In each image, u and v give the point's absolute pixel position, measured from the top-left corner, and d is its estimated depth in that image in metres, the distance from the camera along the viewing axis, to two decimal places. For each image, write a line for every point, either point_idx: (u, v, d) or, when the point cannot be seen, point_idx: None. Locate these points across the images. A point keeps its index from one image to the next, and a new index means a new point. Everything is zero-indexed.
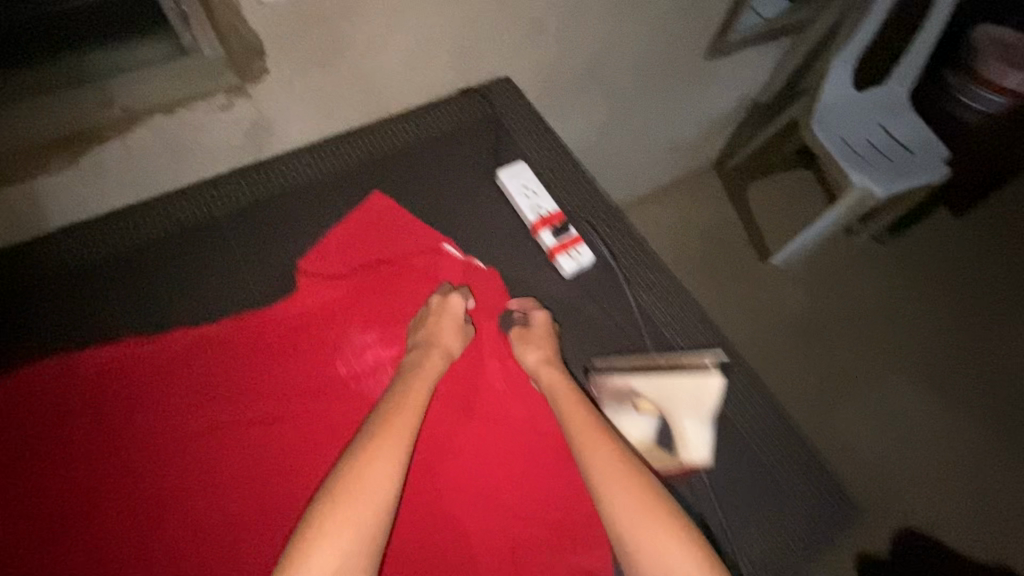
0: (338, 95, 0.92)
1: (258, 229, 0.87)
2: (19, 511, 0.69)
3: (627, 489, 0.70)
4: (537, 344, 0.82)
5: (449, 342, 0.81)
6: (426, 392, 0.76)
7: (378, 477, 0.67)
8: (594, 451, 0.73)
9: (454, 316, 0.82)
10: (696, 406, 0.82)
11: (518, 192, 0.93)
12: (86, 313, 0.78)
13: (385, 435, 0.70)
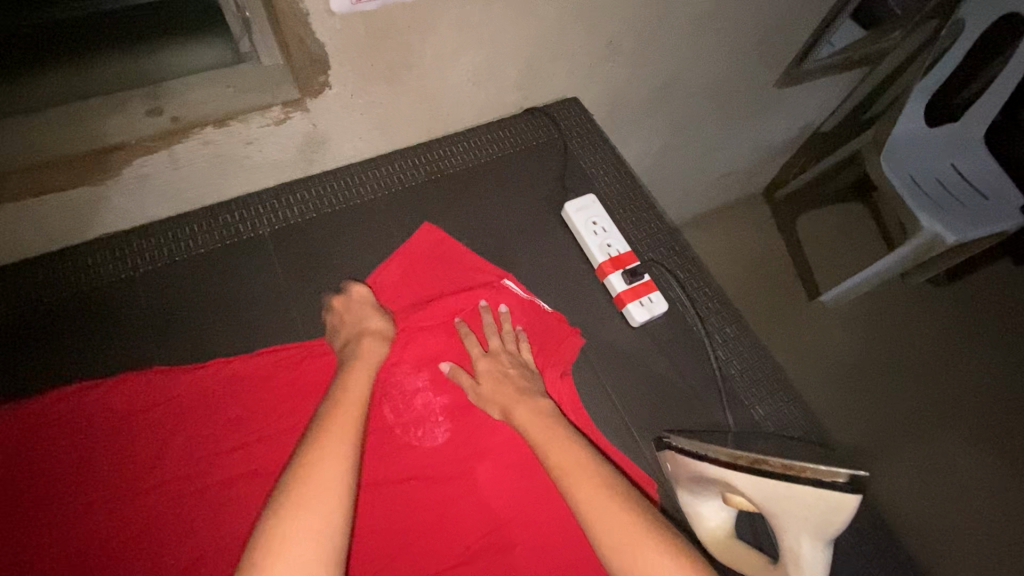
0: (400, 111, 0.85)
1: (306, 252, 0.81)
2: (30, 555, 0.62)
3: (626, 523, 0.60)
4: (498, 397, 0.73)
5: (374, 326, 0.75)
6: (365, 381, 0.70)
7: (331, 462, 0.59)
8: (578, 482, 0.64)
9: (361, 301, 0.76)
10: (819, 526, 0.55)
11: (586, 227, 0.86)
12: (120, 339, 0.72)
13: (332, 423, 0.63)
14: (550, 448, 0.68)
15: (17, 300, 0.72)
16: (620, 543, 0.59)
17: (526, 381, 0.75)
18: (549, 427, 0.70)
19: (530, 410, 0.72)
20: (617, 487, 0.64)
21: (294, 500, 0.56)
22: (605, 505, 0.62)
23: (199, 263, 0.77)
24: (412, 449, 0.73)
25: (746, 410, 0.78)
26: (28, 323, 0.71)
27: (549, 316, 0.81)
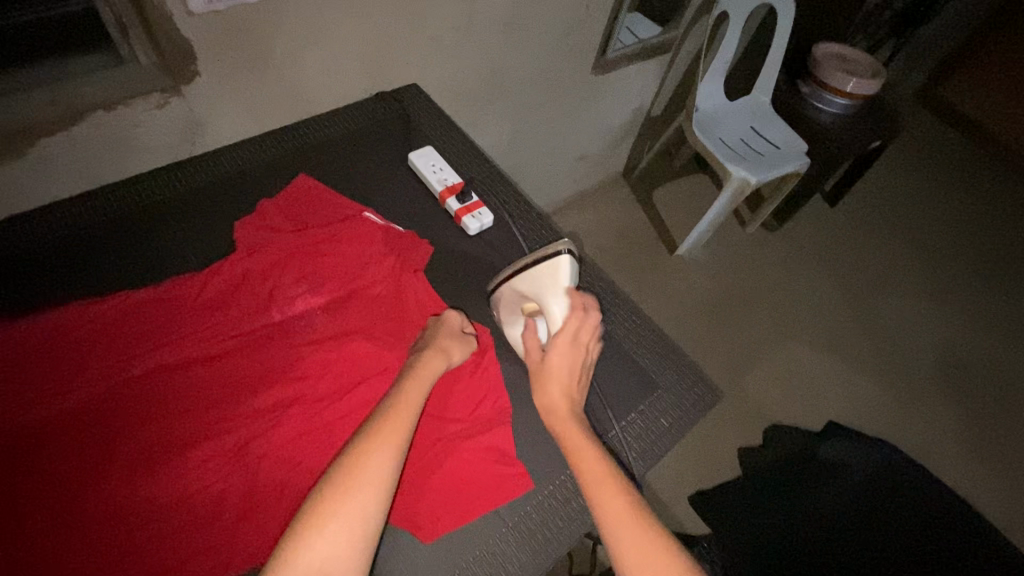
0: (264, 96, 1.07)
1: (196, 211, 0.99)
2: None
3: (651, 546, 0.73)
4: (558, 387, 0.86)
5: (451, 346, 0.88)
6: (421, 395, 0.80)
7: (368, 492, 0.69)
8: (616, 505, 0.75)
9: (450, 326, 0.91)
10: (554, 286, 0.90)
11: (426, 169, 1.11)
12: (30, 286, 0.86)
13: (377, 447, 0.72)
14: (588, 461, 0.79)
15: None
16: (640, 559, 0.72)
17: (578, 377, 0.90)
18: (592, 439, 0.82)
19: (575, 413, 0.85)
20: (649, 517, 0.76)
21: (332, 524, 0.66)
22: (635, 531, 0.74)
23: (98, 229, 0.94)
24: (299, 340, 0.90)
25: None
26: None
27: (403, 234, 1.03)
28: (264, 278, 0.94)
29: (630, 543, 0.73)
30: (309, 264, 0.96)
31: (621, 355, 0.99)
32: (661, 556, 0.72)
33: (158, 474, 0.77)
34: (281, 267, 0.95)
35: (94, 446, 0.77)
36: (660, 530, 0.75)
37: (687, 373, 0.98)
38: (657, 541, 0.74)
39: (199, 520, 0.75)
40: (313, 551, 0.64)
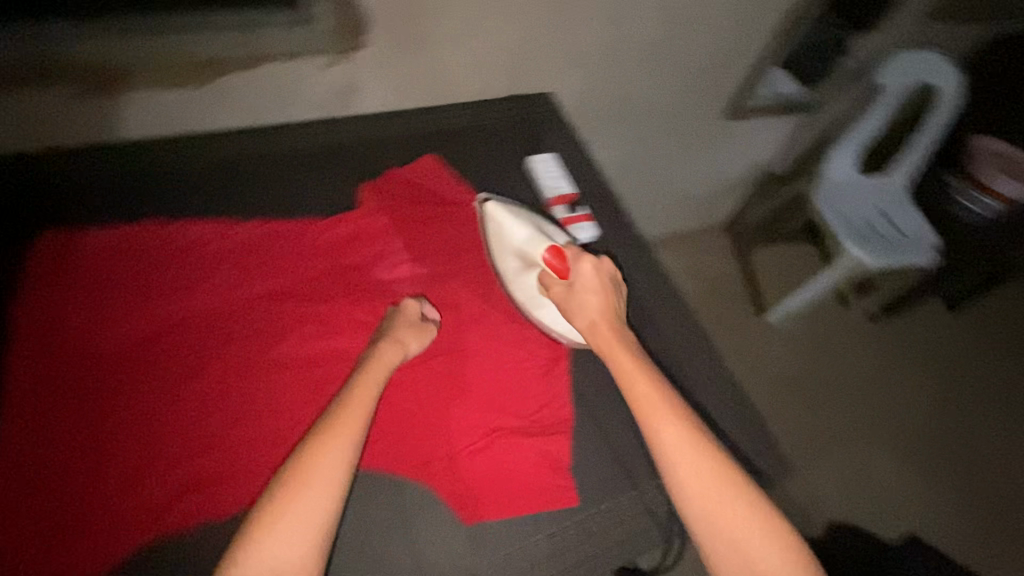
0: (414, 75, 1.15)
1: (331, 165, 1.07)
2: (105, 327, 0.85)
3: (711, 473, 0.70)
4: (591, 310, 0.85)
5: (404, 337, 0.86)
6: (376, 386, 0.78)
7: (318, 497, 0.66)
8: (671, 432, 0.73)
9: (407, 314, 0.89)
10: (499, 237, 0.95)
11: (543, 173, 1.13)
12: (183, 200, 0.98)
13: (328, 444, 0.69)
14: (640, 387, 0.77)
15: (108, 166, 0.98)
16: (700, 484, 0.70)
17: (620, 305, 0.88)
18: (635, 364, 0.80)
19: (619, 338, 0.83)
20: (708, 441, 0.73)
21: (280, 530, 0.63)
22: (696, 457, 0.71)
23: (245, 164, 1.04)
24: (390, 303, 0.95)
25: (644, 314, 1.03)
26: (117, 183, 0.97)
27: (506, 228, 1.05)
28: (374, 238, 1.00)
29: (689, 469, 0.71)
30: (416, 236, 1.02)
31: (691, 401, 0.96)
32: (721, 483, 0.70)
33: (246, 386, 0.85)
34: (391, 232, 1.01)
35: (201, 347, 0.86)
36: (722, 458, 0.72)
37: (754, 439, 0.95)
38: (718, 471, 0.71)
39: (270, 439, 0.82)
40: (261, 561, 0.61)
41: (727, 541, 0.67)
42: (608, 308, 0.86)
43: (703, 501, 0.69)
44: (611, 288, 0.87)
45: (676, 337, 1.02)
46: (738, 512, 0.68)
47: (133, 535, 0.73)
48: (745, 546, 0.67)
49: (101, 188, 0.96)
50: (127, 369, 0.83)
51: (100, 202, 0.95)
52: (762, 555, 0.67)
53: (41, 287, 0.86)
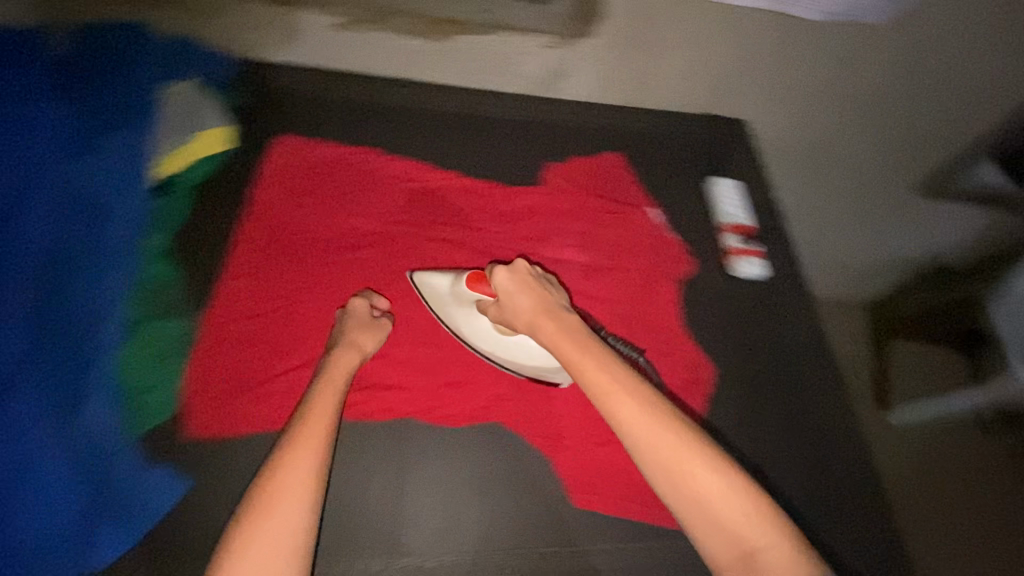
0: (618, 73, 1.22)
1: (526, 138, 1.11)
2: (300, 228, 0.92)
3: (673, 445, 0.63)
4: (523, 312, 0.76)
5: (359, 338, 0.79)
6: (336, 393, 0.72)
7: (289, 506, 0.60)
8: (627, 411, 0.66)
9: (357, 316, 0.81)
10: (443, 299, 0.86)
11: (723, 198, 1.11)
12: (392, 135, 1.04)
13: (295, 455, 0.64)
14: (590, 373, 0.69)
15: (335, 87, 1.05)
16: (665, 461, 0.63)
17: (551, 299, 0.78)
18: (574, 341, 0.73)
19: (557, 329, 0.74)
20: (638, 397, 0.67)
21: (254, 549, 0.57)
22: (657, 433, 0.64)
23: (451, 116, 1.09)
24: (549, 279, 0.97)
25: (795, 368, 0.98)
26: (339, 105, 1.05)
27: (672, 244, 1.04)
28: (548, 216, 1.03)
29: (653, 445, 0.64)
30: (589, 224, 1.04)
31: (817, 469, 0.92)
32: (680, 450, 0.63)
33: (410, 317, 0.88)
34: (564, 215, 1.04)
35: (379, 270, 0.92)
36: (647, 406, 0.67)
37: (876, 527, 0.90)
38: (673, 436, 0.64)
39: (423, 374, 0.85)
40: None
41: (700, 514, 0.61)
42: (540, 305, 0.77)
43: (670, 474, 0.63)
44: (535, 283, 0.79)
45: (821, 400, 0.97)
46: (703, 480, 0.62)
47: None
48: (722, 518, 0.61)
49: (324, 107, 1.03)
50: (311, 271, 0.89)
51: (321, 119, 1.02)
52: (745, 525, 0.60)
53: (262, 178, 0.94)
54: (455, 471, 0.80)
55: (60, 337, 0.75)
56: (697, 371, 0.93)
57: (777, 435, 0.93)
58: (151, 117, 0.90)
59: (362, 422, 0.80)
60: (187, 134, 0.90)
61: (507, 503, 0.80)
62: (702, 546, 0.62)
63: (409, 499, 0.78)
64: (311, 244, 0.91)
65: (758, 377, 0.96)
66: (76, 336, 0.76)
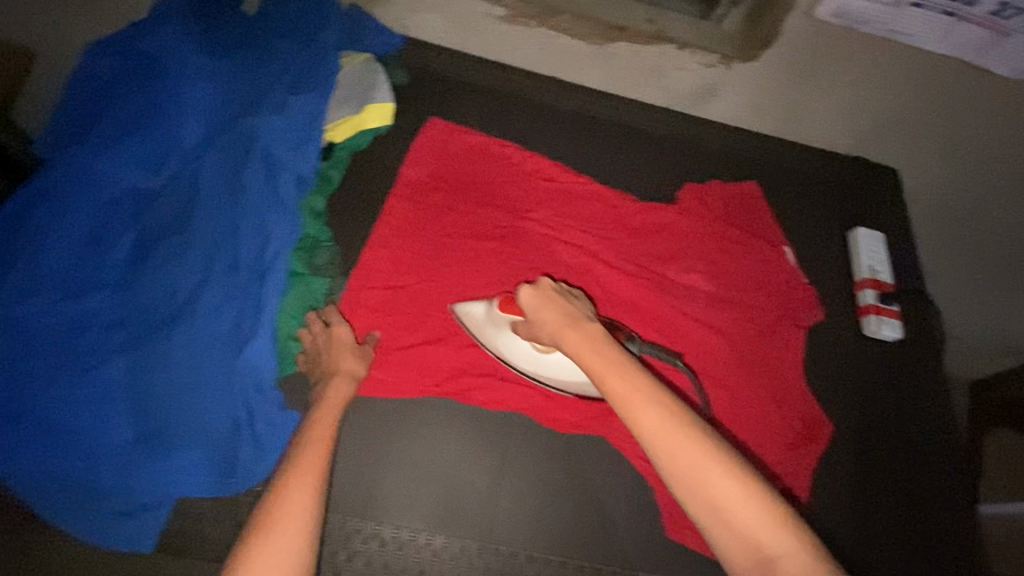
0: (776, 98, 1.13)
1: (664, 153, 1.11)
2: (442, 209, 0.95)
3: (695, 454, 0.57)
4: (549, 329, 0.69)
5: (343, 363, 0.74)
6: (332, 423, 0.68)
7: (290, 538, 0.57)
8: (650, 417, 0.59)
9: (337, 342, 0.76)
10: (487, 326, 0.81)
11: (866, 249, 1.05)
12: (535, 132, 1.08)
13: (291, 484, 0.61)
14: (611, 376, 0.62)
15: (489, 76, 1.10)
16: (687, 470, 0.57)
17: (580, 309, 0.70)
18: (601, 353, 0.64)
19: (584, 344, 0.65)
20: (666, 402, 0.60)
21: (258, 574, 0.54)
22: (677, 440, 0.58)
23: (593, 120, 1.11)
24: (673, 301, 0.95)
25: (919, 448, 0.92)
26: (492, 96, 1.09)
27: (804, 289, 1.01)
28: (678, 238, 1.02)
29: (673, 451, 0.58)
30: (718, 254, 1.02)
31: (928, 556, 0.86)
32: (704, 454, 0.57)
33: None
34: (694, 239, 1.02)
35: (509, 264, 0.94)
36: (676, 413, 0.59)
37: None
38: (695, 440, 0.58)
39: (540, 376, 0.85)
40: None
41: (721, 521, 0.56)
42: (566, 317, 0.68)
43: (692, 482, 0.57)
44: (562, 297, 0.71)
45: (942, 488, 0.90)
46: (725, 488, 0.57)
47: (417, 391, 0.81)
48: (744, 527, 0.56)
49: (476, 94, 1.08)
50: (448, 253, 0.92)
51: (473, 105, 1.07)
52: (767, 535, 0.55)
53: (413, 155, 0.98)
54: (559, 479, 0.81)
55: (230, 276, 0.78)
56: (813, 425, 0.89)
57: (891, 512, 0.87)
58: (328, 79, 0.91)
59: (478, 411, 0.82)
60: (358, 105, 0.93)
61: (604, 520, 0.80)
62: (721, 553, 0.57)
63: (512, 498, 0.79)
64: (450, 227, 0.94)
65: (878, 451, 0.90)
66: (244, 278, 0.79)
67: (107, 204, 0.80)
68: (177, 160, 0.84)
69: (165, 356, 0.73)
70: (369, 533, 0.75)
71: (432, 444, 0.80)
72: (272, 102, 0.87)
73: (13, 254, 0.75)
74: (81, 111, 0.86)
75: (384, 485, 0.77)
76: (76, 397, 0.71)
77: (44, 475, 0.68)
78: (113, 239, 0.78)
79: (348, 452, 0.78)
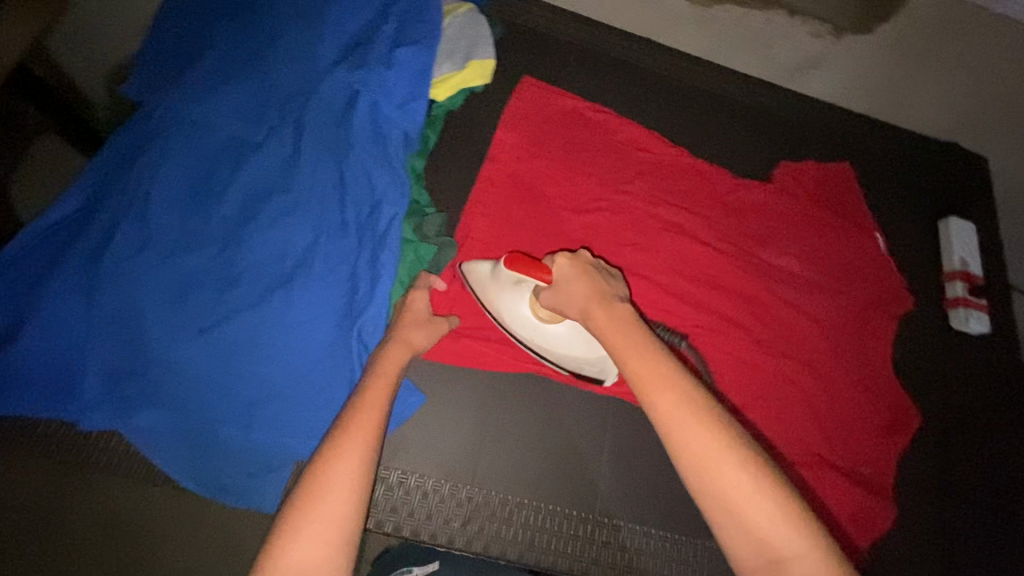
0: (880, 71, 1.10)
1: (758, 127, 1.06)
2: (540, 177, 0.91)
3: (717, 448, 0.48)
4: (577, 301, 0.61)
5: (410, 332, 0.70)
6: (392, 384, 0.62)
7: (335, 499, 0.50)
8: (669, 403, 0.50)
9: (413, 312, 0.72)
10: (494, 286, 0.74)
11: (958, 240, 1.03)
12: (628, 98, 1.02)
13: (345, 443, 0.54)
14: (631, 356, 0.53)
15: (580, 34, 1.04)
16: (704, 461, 0.48)
17: (616, 290, 0.62)
18: (629, 333, 0.56)
19: (616, 321, 0.57)
20: (689, 388, 0.51)
21: (304, 542, 0.48)
22: (694, 432, 0.48)
23: (686, 87, 1.06)
24: (766, 285, 0.94)
25: (995, 436, 0.94)
26: (585, 55, 1.03)
27: (895, 279, 0.99)
28: (773, 218, 0.99)
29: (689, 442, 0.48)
30: (811, 237, 0.99)
31: (1003, 543, 0.89)
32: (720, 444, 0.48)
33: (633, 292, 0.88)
34: (789, 220, 0.99)
35: (607, 237, 0.91)
36: (698, 406, 0.50)
37: None
38: (715, 433, 0.49)
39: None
40: None
41: (745, 537, 0.46)
42: (598, 294, 0.60)
43: (712, 482, 0.47)
44: (597, 273, 0.63)
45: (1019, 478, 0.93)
46: (743, 487, 0.47)
47: (517, 368, 0.79)
48: (767, 537, 0.46)
49: (569, 53, 1.02)
50: (546, 224, 0.89)
51: (566, 65, 1.01)
52: (793, 557, 0.45)
53: (508, 117, 0.93)
54: (660, 457, 0.80)
55: (339, 238, 0.76)
56: (898, 413, 0.91)
57: (967, 498, 0.90)
58: (434, 29, 0.85)
59: (580, 387, 0.81)
60: (460, 60, 0.88)
61: None
62: None
63: (617, 473, 0.79)
64: (548, 195, 0.91)
65: (957, 435, 0.93)
66: (354, 241, 0.76)
67: (207, 154, 0.76)
68: (276, 109, 0.79)
69: (280, 319, 0.71)
70: (480, 502, 0.74)
71: (537, 417, 0.79)
72: (378, 54, 0.82)
73: (117, 206, 0.71)
74: (173, 52, 0.81)
75: (490, 455, 0.76)
76: (189, 359, 0.68)
77: (165, 435, 0.68)
78: (217, 193, 0.74)
79: (456, 422, 0.77)
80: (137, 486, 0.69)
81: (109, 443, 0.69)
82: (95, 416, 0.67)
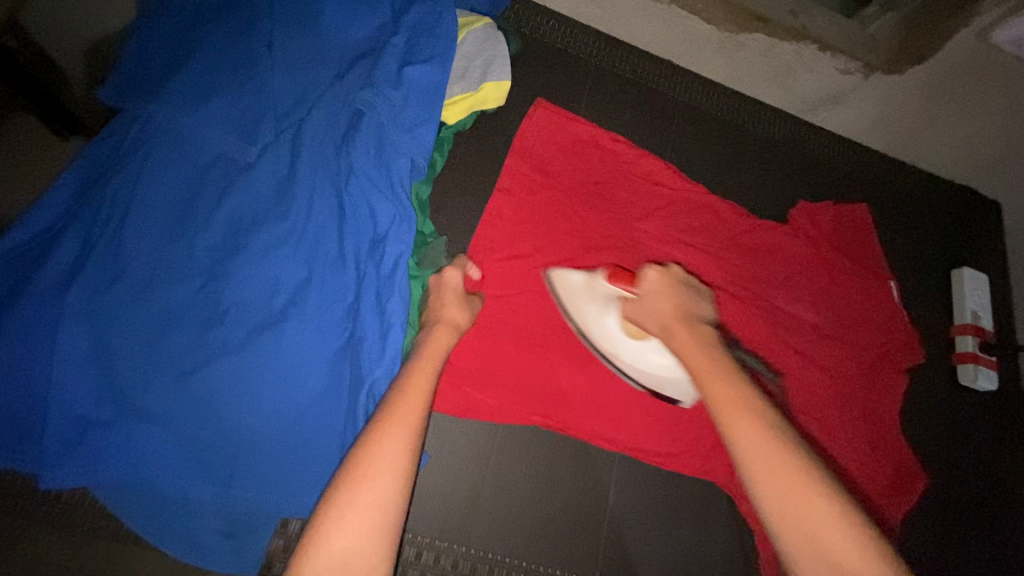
0: (902, 115, 1.04)
1: (777, 164, 1.02)
2: (552, 211, 0.86)
3: (787, 465, 0.48)
4: (662, 315, 0.65)
5: (451, 311, 0.70)
6: (433, 365, 0.62)
7: (381, 483, 0.48)
8: (745, 428, 0.51)
9: (451, 288, 0.72)
10: (579, 295, 0.75)
11: (971, 292, 1.00)
12: (646, 126, 0.97)
13: (389, 423, 0.53)
14: (709, 377, 0.56)
15: (598, 53, 0.98)
16: (768, 470, 0.48)
17: (702, 312, 0.65)
18: (708, 355, 0.59)
19: (693, 334, 0.61)
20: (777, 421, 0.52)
21: (352, 519, 0.46)
22: (767, 448, 0.49)
23: (705, 117, 1.01)
24: (779, 334, 0.91)
25: (996, 494, 0.93)
26: (605, 77, 0.97)
27: (908, 331, 0.96)
28: (790, 262, 0.95)
29: (779, 482, 0.47)
30: (827, 284, 0.95)
31: None
32: (789, 462, 0.48)
33: None
34: (806, 266, 0.95)
35: None
36: (794, 454, 0.48)
37: None
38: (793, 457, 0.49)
39: (653, 412, 0.79)
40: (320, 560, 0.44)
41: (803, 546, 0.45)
42: (679, 314, 0.64)
43: (773, 490, 0.47)
44: (684, 291, 0.66)
45: (1017, 538, 0.92)
46: (806, 496, 0.46)
47: (520, 420, 0.75)
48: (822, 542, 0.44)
49: (587, 75, 0.96)
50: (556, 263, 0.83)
51: (583, 87, 0.95)
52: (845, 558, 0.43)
53: (520, 144, 0.87)
54: (666, 517, 0.77)
55: (337, 273, 0.70)
56: (906, 472, 0.88)
57: (967, 559, 0.89)
58: (447, 45, 0.78)
59: (583, 442, 0.77)
60: (474, 81, 0.81)
61: (706, 563, 0.77)
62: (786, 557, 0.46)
63: (621, 533, 0.75)
64: (559, 232, 0.85)
65: (961, 496, 0.91)
66: (354, 276, 0.71)
67: (193, 178, 0.68)
68: (270, 127, 0.71)
69: (269, 362, 0.65)
70: (476, 562, 0.70)
71: (539, 472, 0.75)
72: (384, 71, 0.74)
73: (90, 234, 0.64)
74: (156, 57, 0.73)
75: (489, 512, 0.72)
76: (169, 407, 0.62)
77: (141, 491, 0.63)
78: (202, 220, 0.67)
79: (454, 476, 0.72)
80: (105, 545, 0.64)
81: (73, 500, 0.64)
82: (58, 473, 0.60)
